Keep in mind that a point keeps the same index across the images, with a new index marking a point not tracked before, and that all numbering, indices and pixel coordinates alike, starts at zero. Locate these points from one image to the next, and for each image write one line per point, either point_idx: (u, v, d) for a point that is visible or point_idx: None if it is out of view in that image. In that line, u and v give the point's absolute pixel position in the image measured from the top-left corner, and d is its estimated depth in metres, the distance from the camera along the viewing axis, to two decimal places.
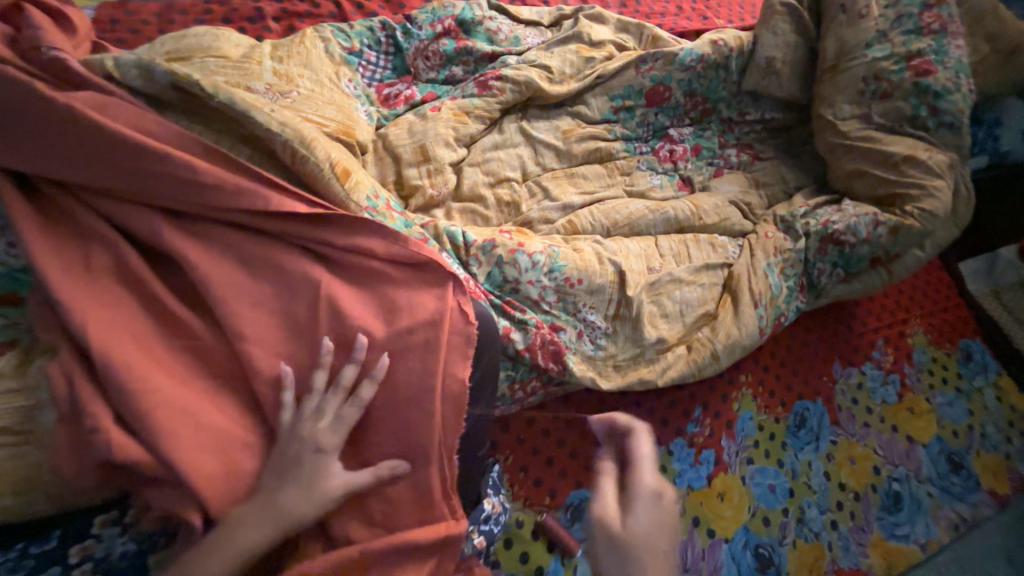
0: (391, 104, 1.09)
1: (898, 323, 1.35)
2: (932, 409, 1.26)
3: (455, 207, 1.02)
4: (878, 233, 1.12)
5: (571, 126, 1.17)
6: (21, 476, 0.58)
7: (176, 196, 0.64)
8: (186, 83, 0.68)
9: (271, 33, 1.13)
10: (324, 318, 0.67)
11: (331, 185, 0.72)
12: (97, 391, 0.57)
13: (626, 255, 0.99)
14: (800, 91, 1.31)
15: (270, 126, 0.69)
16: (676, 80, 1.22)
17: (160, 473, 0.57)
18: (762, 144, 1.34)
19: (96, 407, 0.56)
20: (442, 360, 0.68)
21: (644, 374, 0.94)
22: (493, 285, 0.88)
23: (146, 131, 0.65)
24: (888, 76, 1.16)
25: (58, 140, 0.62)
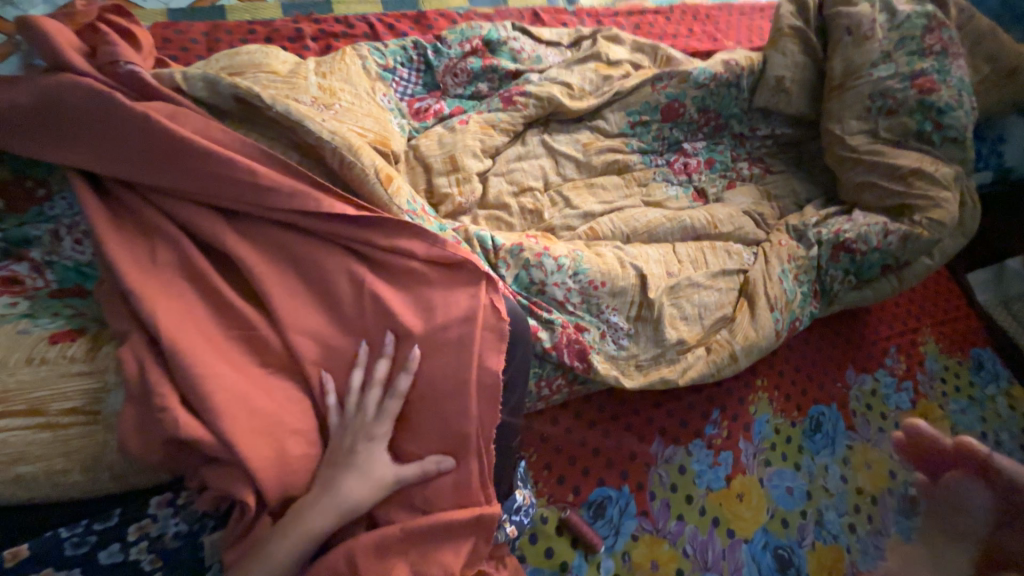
0: (421, 117, 1.15)
1: (910, 331, 1.38)
2: (946, 416, 1.28)
3: (481, 214, 1.07)
4: (889, 241, 1.16)
5: (590, 139, 1.23)
6: (90, 454, 0.62)
7: (236, 198, 0.69)
8: (248, 95, 0.74)
9: (309, 51, 1.20)
10: (369, 313, 0.70)
11: (375, 189, 0.77)
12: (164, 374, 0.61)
13: (646, 260, 1.03)
14: (809, 107, 1.37)
15: (322, 135, 0.75)
16: (690, 96, 1.28)
17: (218, 453, 0.61)
18: (772, 158, 1.40)
19: (164, 388, 0.60)
20: (478, 352, 0.71)
21: (665, 374, 0.98)
22: (521, 287, 0.92)
23: (211, 138, 0.70)
24: (893, 93, 1.21)
25: (133, 145, 0.68)
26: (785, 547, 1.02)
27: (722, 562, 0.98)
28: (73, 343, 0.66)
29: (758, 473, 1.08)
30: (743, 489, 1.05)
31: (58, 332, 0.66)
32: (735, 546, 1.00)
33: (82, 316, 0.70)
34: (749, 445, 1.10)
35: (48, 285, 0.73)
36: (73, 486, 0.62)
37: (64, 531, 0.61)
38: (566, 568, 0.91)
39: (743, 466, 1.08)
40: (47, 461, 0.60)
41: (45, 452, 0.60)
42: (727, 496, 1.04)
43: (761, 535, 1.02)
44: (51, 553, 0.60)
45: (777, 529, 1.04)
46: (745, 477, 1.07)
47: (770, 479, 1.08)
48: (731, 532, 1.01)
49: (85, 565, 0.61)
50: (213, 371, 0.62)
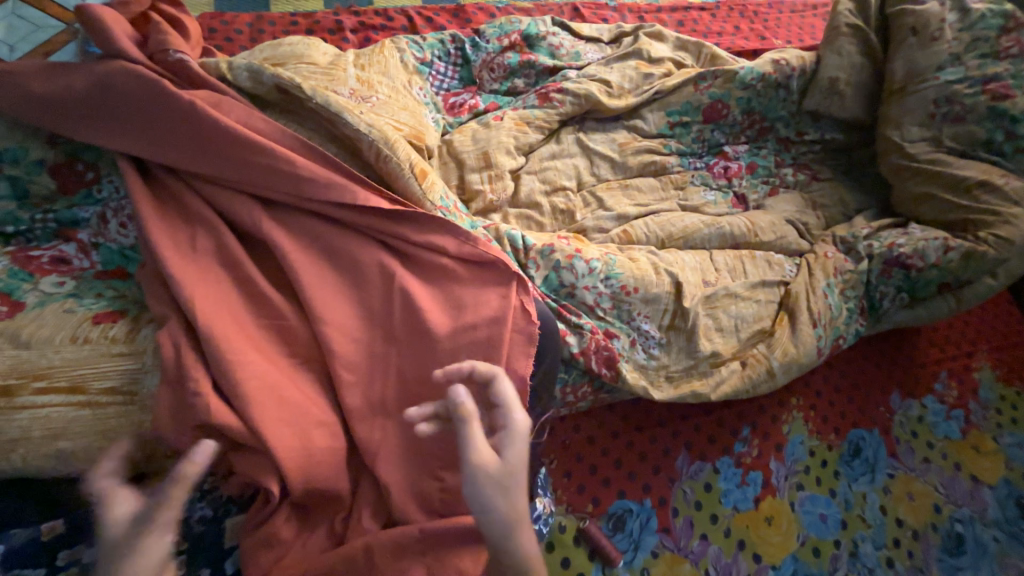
0: (456, 112, 1.14)
1: (963, 356, 1.29)
2: (1000, 449, 1.19)
3: (512, 213, 1.05)
4: (948, 258, 1.08)
5: (627, 139, 1.19)
6: (126, 433, 0.63)
7: (274, 187, 0.69)
8: (289, 85, 0.74)
9: (348, 44, 1.21)
10: (398, 309, 0.69)
11: (409, 184, 0.75)
12: (199, 359, 0.62)
13: (681, 267, 0.99)
14: (863, 112, 1.29)
15: (359, 127, 0.74)
16: (735, 97, 1.22)
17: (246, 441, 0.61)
18: (819, 165, 1.33)
19: (198, 374, 0.61)
20: (508, 356, 0.70)
21: (696, 387, 0.94)
22: (550, 289, 0.90)
23: (253, 127, 0.70)
24: (961, 99, 1.13)
25: (178, 132, 0.68)
26: None
27: None
28: (115, 325, 0.67)
29: (789, 496, 1.03)
30: (772, 512, 1.00)
31: (102, 313, 0.68)
32: (761, 572, 0.96)
33: (124, 299, 0.72)
34: (780, 466, 1.05)
35: (94, 266, 0.76)
36: None
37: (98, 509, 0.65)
38: None
39: (773, 488, 1.03)
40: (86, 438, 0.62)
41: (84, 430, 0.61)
42: (754, 519, 0.99)
43: (790, 562, 0.97)
44: (84, 528, 0.63)
45: (807, 558, 0.99)
46: (775, 500, 1.02)
47: (801, 504, 1.03)
48: (756, 556, 0.97)
49: None
50: (245, 360, 0.62)
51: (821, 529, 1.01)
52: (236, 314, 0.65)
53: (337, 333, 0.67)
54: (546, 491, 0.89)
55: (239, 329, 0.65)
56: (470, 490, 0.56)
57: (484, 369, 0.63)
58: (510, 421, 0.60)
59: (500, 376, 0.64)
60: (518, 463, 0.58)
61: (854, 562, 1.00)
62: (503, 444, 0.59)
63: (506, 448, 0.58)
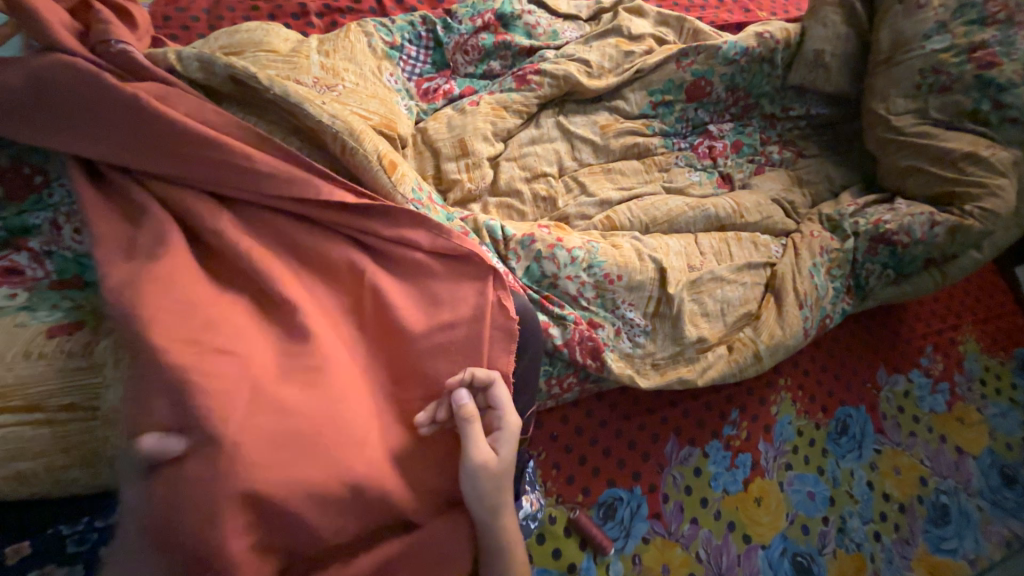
0: (430, 98, 1.10)
1: (949, 329, 1.29)
2: (985, 420, 1.20)
3: (492, 201, 1.01)
4: (935, 233, 1.07)
5: (609, 121, 1.15)
6: (91, 449, 0.60)
7: (233, 185, 0.64)
8: (243, 75, 0.68)
9: (314, 29, 1.15)
10: (372, 310, 0.67)
11: (379, 177, 0.72)
12: None
13: (666, 252, 0.97)
14: (849, 85, 1.26)
15: (322, 118, 0.69)
16: (718, 73, 1.19)
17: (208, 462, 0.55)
18: (805, 141, 1.30)
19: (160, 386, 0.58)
20: (487, 353, 0.68)
21: (683, 373, 0.93)
22: (532, 280, 0.88)
23: (206, 121, 0.65)
24: (948, 68, 1.10)
25: (119, 126, 0.62)
26: (804, 555, 0.98)
27: (737, 568, 0.95)
28: (71, 337, 0.62)
29: (778, 476, 1.03)
30: (761, 493, 1.01)
31: (57, 325, 0.63)
32: (750, 552, 0.97)
33: (81, 308, 0.67)
34: (769, 446, 1.05)
35: (48, 275, 0.69)
36: (75, 482, 0.61)
37: (66, 528, 0.62)
38: (574, 569, 0.89)
39: (762, 469, 1.03)
40: (46, 457, 0.58)
41: (45, 449, 0.58)
42: (744, 500, 1.00)
43: (779, 540, 0.98)
44: (53, 547, 0.61)
45: (796, 536, 1.00)
46: (763, 481, 1.02)
47: (790, 483, 1.03)
48: (746, 536, 0.97)
49: (87, 561, 0.61)
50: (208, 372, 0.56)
51: (809, 507, 1.02)
52: (203, 309, 0.57)
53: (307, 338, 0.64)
54: (535, 485, 0.88)
55: (214, 326, 0.57)
56: (471, 486, 0.62)
57: (484, 375, 0.65)
58: (505, 424, 0.65)
59: (497, 381, 0.66)
60: (512, 462, 0.65)
61: (842, 537, 1.01)
62: (496, 445, 0.64)
63: (501, 447, 0.64)
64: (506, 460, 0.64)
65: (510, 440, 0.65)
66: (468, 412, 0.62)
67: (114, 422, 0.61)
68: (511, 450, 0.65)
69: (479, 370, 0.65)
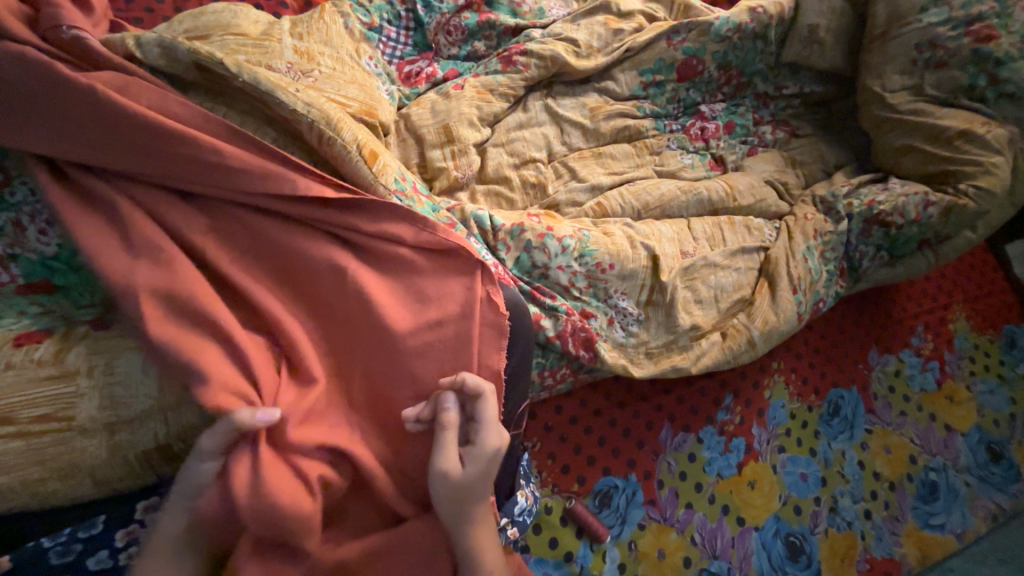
0: (412, 82, 1.06)
1: (940, 308, 1.30)
2: (973, 397, 1.22)
3: (480, 189, 0.98)
4: (929, 214, 1.07)
5: (599, 103, 1.12)
6: (69, 461, 0.58)
7: (202, 181, 0.61)
8: (209, 62, 0.64)
9: (287, 9, 1.09)
10: (355, 310, 0.64)
11: (358, 168, 0.68)
12: None
13: (658, 238, 0.95)
14: (843, 61, 1.23)
15: (296, 107, 0.65)
16: (710, 52, 1.15)
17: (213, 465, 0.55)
18: (799, 120, 1.28)
19: None
20: (477, 350, 0.66)
21: (677, 361, 0.92)
22: (522, 271, 0.85)
23: (169, 112, 0.61)
24: (944, 42, 1.07)
25: (74, 120, 0.58)
26: (796, 535, 1.00)
27: (731, 551, 0.96)
28: (41, 344, 0.59)
29: (771, 459, 1.04)
30: (755, 476, 1.02)
31: (24, 334, 0.60)
32: (744, 534, 0.97)
33: (51, 314, 0.64)
34: (763, 430, 1.06)
35: (14, 280, 0.64)
36: (54, 494, 0.59)
37: (48, 540, 0.59)
38: (571, 558, 0.89)
39: (756, 452, 1.04)
40: (22, 471, 0.56)
41: (19, 462, 0.56)
42: (738, 484, 1.01)
43: (772, 522, 0.99)
44: (36, 560, 0.58)
45: (789, 516, 1.01)
46: (757, 464, 1.03)
47: (783, 466, 1.04)
48: (740, 519, 0.98)
49: (73, 572, 0.60)
50: (189, 380, 0.54)
51: (802, 488, 1.03)
52: (186, 314, 0.56)
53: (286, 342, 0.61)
54: (530, 478, 0.86)
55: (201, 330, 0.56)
56: (434, 489, 0.61)
57: (471, 386, 0.63)
58: (482, 438, 0.62)
59: (484, 394, 0.64)
60: (481, 477, 0.62)
61: (834, 517, 1.03)
62: (468, 456, 0.62)
63: (470, 459, 0.61)
64: (467, 476, 0.61)
65: (481, 457, 0.62)
66: (446, 416, 0.61)
67: (91, 432, 0.59)
68: (478, 468, 0.61)
69: (470, 378, 0.63)
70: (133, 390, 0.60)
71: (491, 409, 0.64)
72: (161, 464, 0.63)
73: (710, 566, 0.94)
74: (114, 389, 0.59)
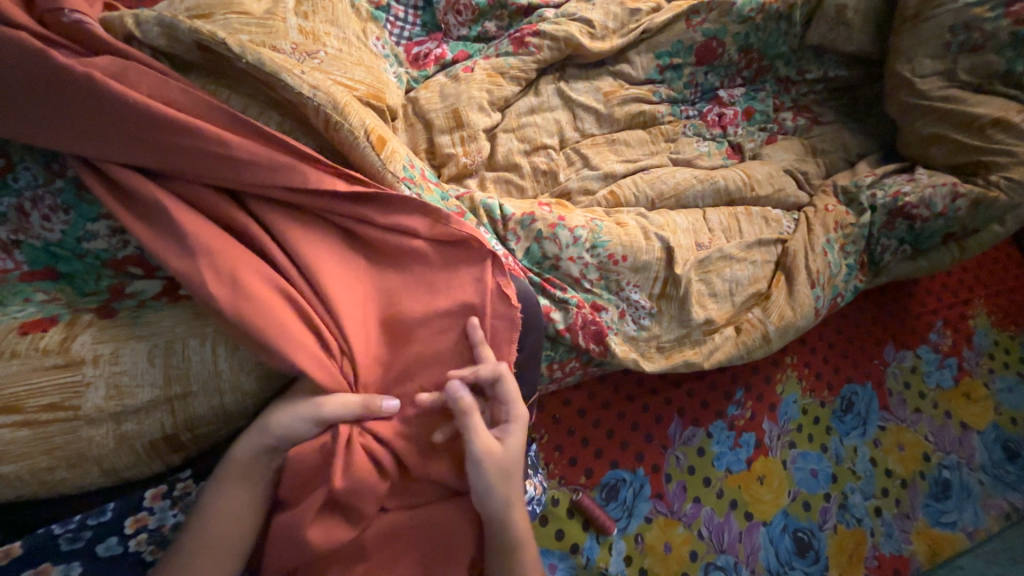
0: (420, 64, 1.02)
1: (960, 303, 1.27)
2: (991, 394, 1.19)
3: (489, 176, 0.95)
4: (956, 206, 1.03)
5: (613, 87, 1.08)
6: (77, 451, 0.57)
7: (207, 173, 0.58)
8: (211, 42, 0.60)
9: None
10: (367, 303, 0.63)
11: (366, 154, 0.65)
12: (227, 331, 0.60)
13: (673, 229, 0.92)
14: (872, 44, 1.17)
15: (301, 89, 0.62)
16: (731, 33, 1.11)
17: (278, 440, 0.57)
18: (821, 106, 1.23)
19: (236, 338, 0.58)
20: (488, 344, 0.65)
21: (689, 356, 0.90)
22: (532, 263, 0.83)
23: (171, 100, 0.58)
24: (981, 24, 1.02)
25: (70, 108, 0.55)
26: (805, 530, 0.99)
27: (738, 545, 0.95)
28: (46, 333, 0.58)
29: (781, 454, 1.03)
30: (765, 471, 1.01)
31: (29, 322, 0.59)
32: (752, 529, 0.97)
33: (55, 301, 0.63)
34: (774, 426, 1.04)
35: (18, 267, 0.62)
36: (63, 483, 0.59)
37: (58, 527, 0.59)
38: (578, 550, 0.89)
39: (766, 447, 1.02)
40: (29, 459, 0.56)
41: (26, 451, 0.56)
42: (747, 479, 1.00)
43: (781, 517, 0.98)
44: (47, 548, 0.58)
45: (798, 512, 1.00)
46: (767, 459, 1.02)
47: (793, 461, 1.03)
48: (748, 514, 0.97)
49: (84, 558, 0.60)
50: None
51: (812, 484, 1.02)
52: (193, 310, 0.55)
53: (307, 336, 0.57)
54: (538, 469, 0.85)
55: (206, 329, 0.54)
56: (478, 479, 0.60)
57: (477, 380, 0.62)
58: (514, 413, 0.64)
59: (502, 375, 0.63)
60: (523, 448, 0.64)
61: (843, 513, 1.02)
62: (505, 436, 0.63)
63: (509, 436, 0.63)
64: (510, 450, 0.63)
65: (519, 432, 0.64)
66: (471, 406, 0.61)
67: (98, 422, 0.58)
68: (517, 440, 0.63)
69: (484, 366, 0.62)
70: (139, 379, 0.59)
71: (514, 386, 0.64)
72: (167, 452, 0.63)
73: (717, 560, 0.93)
74: (119, 378, 0.59)
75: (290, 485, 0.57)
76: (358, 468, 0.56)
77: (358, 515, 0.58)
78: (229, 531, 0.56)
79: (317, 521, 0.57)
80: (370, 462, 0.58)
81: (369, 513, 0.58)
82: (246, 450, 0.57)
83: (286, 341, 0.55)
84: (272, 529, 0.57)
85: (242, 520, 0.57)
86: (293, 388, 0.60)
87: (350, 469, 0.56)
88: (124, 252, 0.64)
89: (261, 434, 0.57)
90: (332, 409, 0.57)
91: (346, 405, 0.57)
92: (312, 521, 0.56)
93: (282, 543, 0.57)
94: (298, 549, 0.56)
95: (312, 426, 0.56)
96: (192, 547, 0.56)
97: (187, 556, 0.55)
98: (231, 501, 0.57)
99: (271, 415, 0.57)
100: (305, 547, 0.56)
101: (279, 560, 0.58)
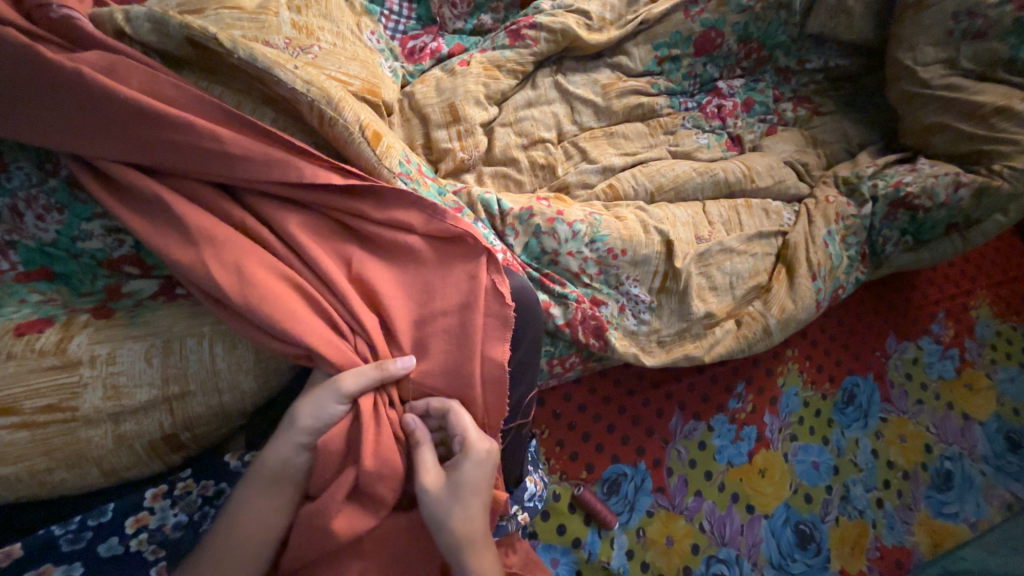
0: (416, 58, 1.01)
1: (961, 294, 1.26)
2: (992, 385, 1.19)
3: (487, 171, 0.95)
4: (959, 196, 1.02)
5: (611, 79, 1.06)
6: (74, 452, 0.57)
7: (203, 169, 0.57)
8: (202, 38, 0.59)
9: None
10: (365, 294, 0.62)
11: (362, 150, 0.64)
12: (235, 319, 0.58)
13: (673, 223, 0.92)
14: (874, 32, 1.16)
15: (295, 85, 0.61)
16: (730, 23, 1.09)
17: (308, 436, 0.57)
18: (822, 97, 1.22)
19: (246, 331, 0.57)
20: (481, 342, 0.63)
21: (690, 350, 0.90)
22: (530, 258, 0.83)
23: (162, 95, 0.57)
24: (984, 11, 1.01)
25: (63, 106, 0.54)
26: (807, 523, 0.99)
27: (740, 537, 0.95)
28: (42, 334, 0.58)
29: (782, 448, 1.03)
30: (766, 464, 1.01)
31: (24, 323, 0.58)
32: (754, 521, 0.97)
33: (50, 302, 0.62)
34: (774, 419, 1.04)
35: (13, 268, 0.61)
36: (62, 483, 0.58)
37: (58, 528, 0.58)
38: (580, 544, 0.89)
39: (767, 441, 1.02)
40: (28, 460, 0.56)
41: (24, 453, 0.55)
42: (748, 472, 0.99)
43: (782, 510, 0.98)
44: (47, 550, 0.57)
45: (799, 505, 1.00)
46: (768, 452, 1.02)
47: (794, 455, 1.03)
48: (750, 507, 0.97)
49: (85, 558, 0.59)
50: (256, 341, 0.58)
51: (813, 477, 1.02)
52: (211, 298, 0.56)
53: (312, 324, 0.57)
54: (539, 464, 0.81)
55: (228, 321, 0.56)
56: (431, 511, 0.58)
57: (441, 403, 0.62)
58: (469, 447, 0.60)
59: (452, 410, 0.62)
60: (474, 489, 0.59)
61: (845, 505, 1.02)
62: (456, 469, 0.60)
63: (461, 468, 0.59)
64: (463, 481, 0.59)
65: (472, 464, 0.60)
66: (416, 441, 0.60)
67: (96, 422, 0.58)
68: (474, 471, 0.59)
69: (432, 402, 0.62)
70: (137, 379, 0.59)
71: (465, 418, 0.61)
72: (167, 452, 0.63)
73: (719, 553, 0.93)
74: (116, 378, 0.58)
75: (318, 480, 0.58)
76: (382, 448, 0.58)
77: (363, 511, 0.58)
78: (257, 527, 0.57)
79: (322, 520, 0.56)
80: (394, 444, 0.59)
81: (385, 504, 0.58)
82: (279, 449, 0.57)
83: (291, 331, 0.55)
84: (298, 526, 0.57)
85: (270, 519, 0.57)
86: (311, 380, 0.60)
87: (377, 449, 0.57)
88: (120, 252, 0.64)
89: (294, 432, 0.57)
90: (370, 379, 0.57)
91: (362, 378, 0.57)
92: (333, 511, 0.56)
93: (309, 533, 0.57)
94: (312, 541, 0.57)
95: (337, 410, 0.56)
96: (222, 543, 0.57)
97: (219, 553, 0.56)
98: (260, 501, 0.57)
99: (297, 411, 0.57)
100: (324, 537, 0.56)
101: (306, 550, 0.58)
